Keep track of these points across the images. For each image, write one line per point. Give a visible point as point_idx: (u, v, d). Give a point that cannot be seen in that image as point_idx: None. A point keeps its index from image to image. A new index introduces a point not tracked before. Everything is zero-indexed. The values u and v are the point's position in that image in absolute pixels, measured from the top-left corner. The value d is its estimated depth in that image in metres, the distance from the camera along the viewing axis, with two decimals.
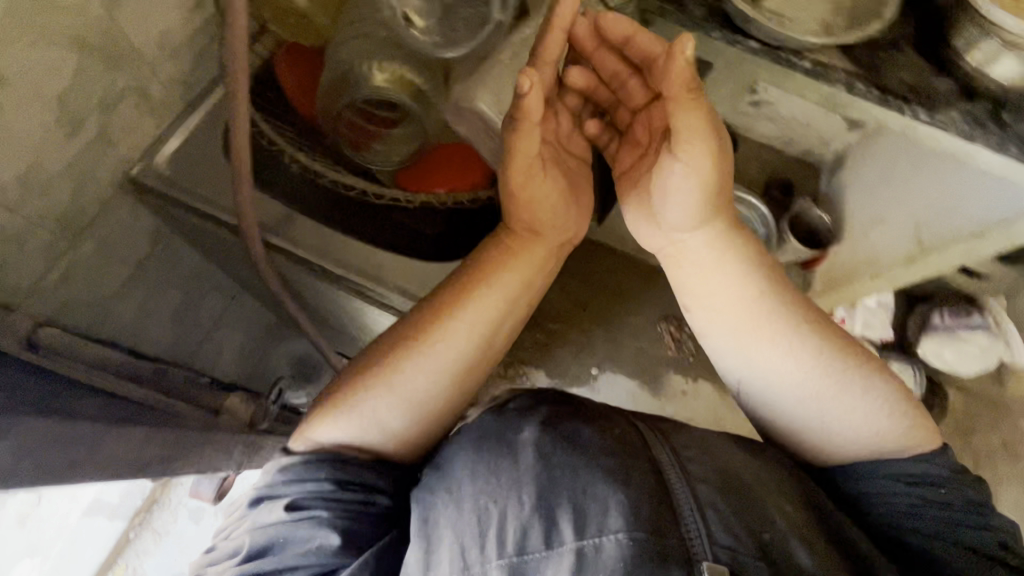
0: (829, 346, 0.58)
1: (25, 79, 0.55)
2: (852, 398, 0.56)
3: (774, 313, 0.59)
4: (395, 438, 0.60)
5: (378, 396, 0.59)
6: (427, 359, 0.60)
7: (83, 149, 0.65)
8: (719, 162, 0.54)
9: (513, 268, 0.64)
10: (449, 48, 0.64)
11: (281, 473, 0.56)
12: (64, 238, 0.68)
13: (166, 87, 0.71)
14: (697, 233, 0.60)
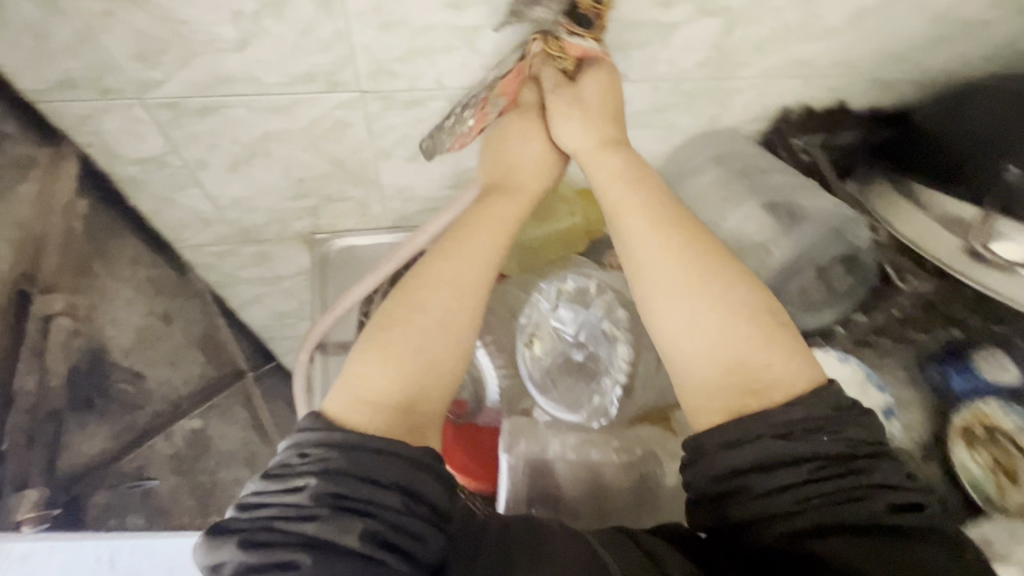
0: (698, 259, 0.52)
1: (285, 159, 0.69)
2: (716, 311, 0.50)
3: (665, 249, 0.53)
4: (415, 362, 0.49)
5: (421, 328, 0.50)
6: (448, 263, 0.53)
7: (293, 209, 0.79)
8: (602, 89, 0.57)
9: (512, 203, 0.58)
10: (537, 390, 0.63)
11: (355, 475, 0.41)
12: (237, 240, 0.83)
13: (384, 211, 0.82)
14: (575, 118, 0.57)
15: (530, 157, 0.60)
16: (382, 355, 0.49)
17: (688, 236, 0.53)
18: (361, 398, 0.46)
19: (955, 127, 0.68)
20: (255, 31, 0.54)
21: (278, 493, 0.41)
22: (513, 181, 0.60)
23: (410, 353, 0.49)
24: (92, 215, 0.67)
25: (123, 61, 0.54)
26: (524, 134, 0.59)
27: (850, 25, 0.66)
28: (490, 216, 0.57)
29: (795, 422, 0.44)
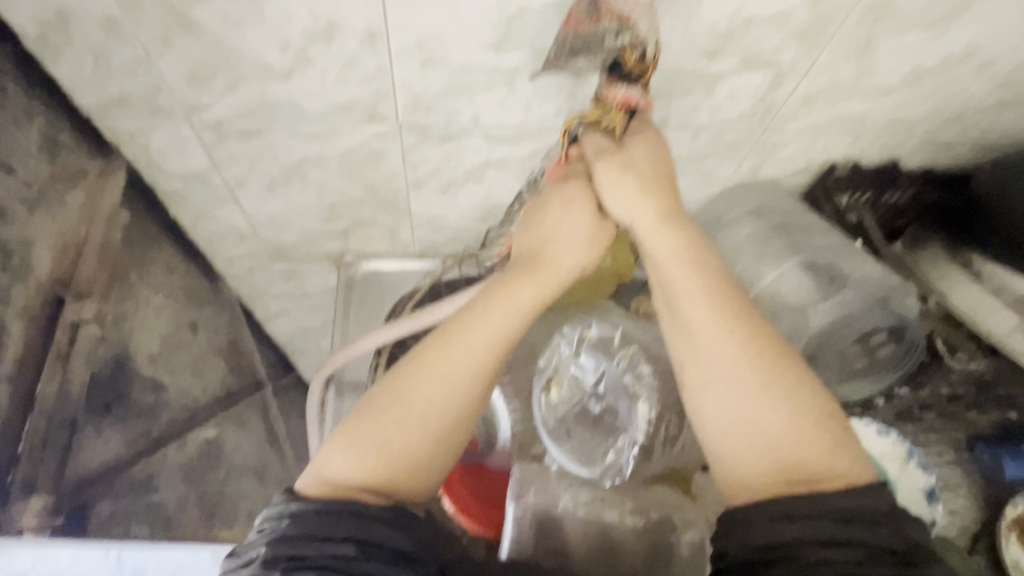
0: (759, 359, 0.43)
1: (320, 183, 0.70)
2: (769, 415, 0.42)
3: (724, 340, 0.43)
4: (411, 442, 0.44)
5: (418, 407, 0.44)
6: (452, 345, 0.46)
7: (325, 230, 0.79)
8: (650, 153, 0.49)
9: (541, 275, 0.49)
10: (549, 439, 0.59)
11: (312, 535, 0.39)
12: (269, 257, 0.84)
13: (413, 238, 0.82)
14: (626, 185, 0.47)
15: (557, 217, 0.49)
16: (374, 434, 0.44)
17: (752, 329, 0.43)
18: (331, 483, 0.43)
19: (1011, 202, 0.64)
20: (300, 62, 0.55)
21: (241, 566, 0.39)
22: (548, 244, 0.49)
23: (407, 430, 0.44)
24: (134, 225, 0.69)
25: (173, 83, 0.56)
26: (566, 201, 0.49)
27: (906, 83, 0.63)
28: (513, 289, 0.47)
29: (855, 508, 0.38)
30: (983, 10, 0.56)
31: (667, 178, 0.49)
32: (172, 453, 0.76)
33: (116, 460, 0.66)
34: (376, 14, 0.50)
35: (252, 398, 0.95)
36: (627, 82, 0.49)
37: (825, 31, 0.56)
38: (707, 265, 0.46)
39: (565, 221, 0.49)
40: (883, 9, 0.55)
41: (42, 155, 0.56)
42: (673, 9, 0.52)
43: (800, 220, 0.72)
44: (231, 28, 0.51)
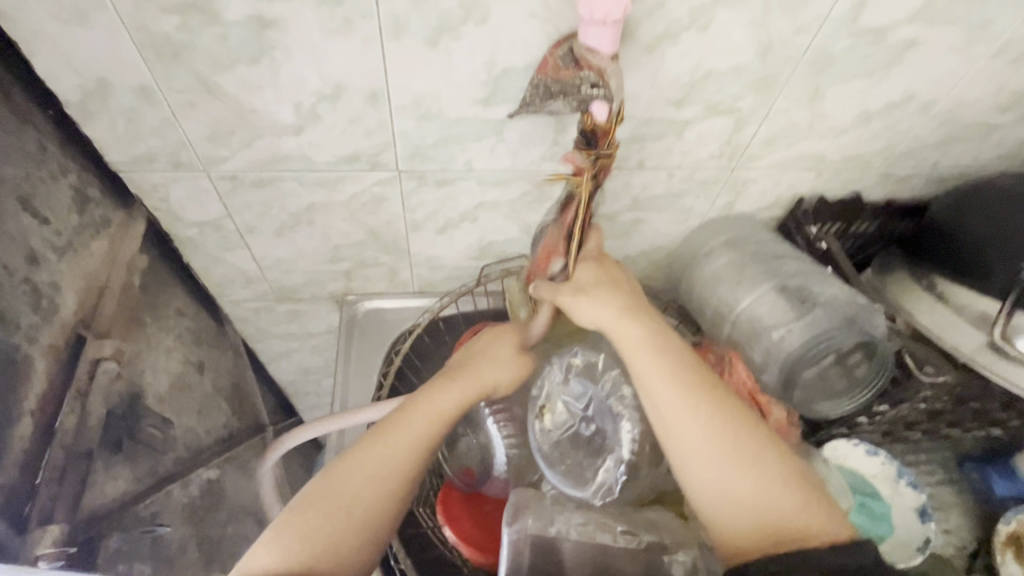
0: (724, 427, 0.50)
1: (325, 227, 0.76)
2: (743, 478, 0.49)
3: (700, 416, 0.51)
4: (333, 526, 0.49)
5: (348, 496, 0.51)
6: (381, 447, 0.53)
7: (328, 271, 0.84)
8: (597, 271, 0.58)
9: (460, 392, 0.60)
10: (544, 463, 0.63)
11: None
12: (275, 298, 0.89)
13: (412, 277, 0.87)
14: (584, 299, 0.56)
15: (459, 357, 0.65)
16: (301, 523, 0.49)
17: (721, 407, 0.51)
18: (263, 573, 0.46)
19: (966, 224, 0.68)
20: (310, 120, 0.61)
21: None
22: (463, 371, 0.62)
23: (331, 517, 0.50)
24: (150, 270, 0.74)
25: (195, 141, 0.62)
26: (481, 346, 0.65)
27: (857, 124, 0.70)
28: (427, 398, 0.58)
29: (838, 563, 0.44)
30: (914, 61, 0.63)
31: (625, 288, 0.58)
32: (177, 491, 0.77)
33: (125, 496, 0.67)
34: (377, 77, 0.57)
35: (255, 439, 0.97)
36: (586, 142, 0.55)
37: (776, 82, 0.63)
38: (670, 354, 0.54)
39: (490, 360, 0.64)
40: (827, 61, 0.62)
41: (74, 208, 0.61)
42: (639, 65, 0.59)
43: (772, 249, 0.78)
44: (250, 92, 0.57)
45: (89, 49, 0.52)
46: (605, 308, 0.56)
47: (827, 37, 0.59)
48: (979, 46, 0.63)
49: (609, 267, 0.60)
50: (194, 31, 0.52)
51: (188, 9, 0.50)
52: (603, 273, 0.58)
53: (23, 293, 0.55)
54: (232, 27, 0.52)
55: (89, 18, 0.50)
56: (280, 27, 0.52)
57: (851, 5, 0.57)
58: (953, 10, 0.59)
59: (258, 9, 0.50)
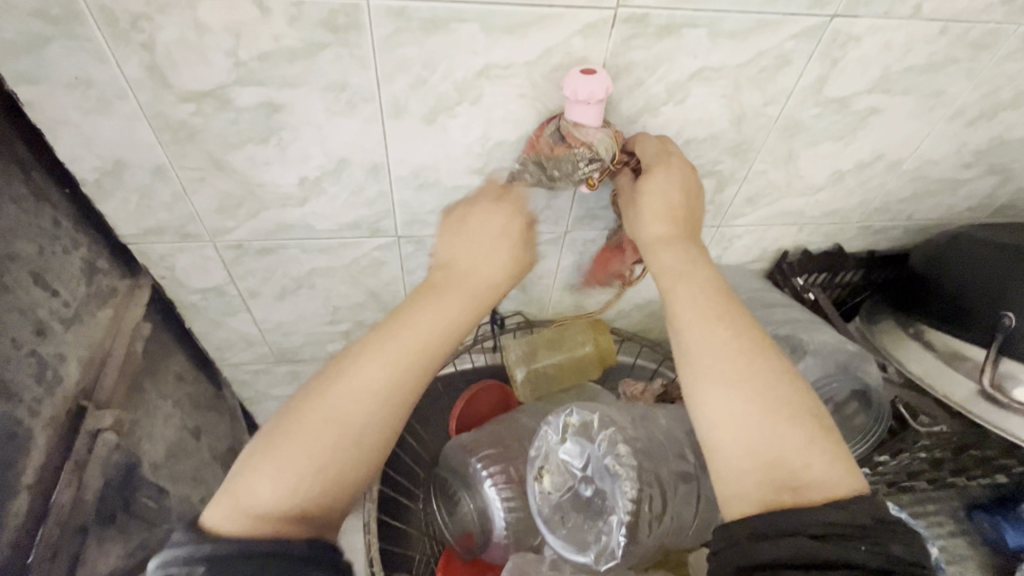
0: (740, 355, 0.47)
1: (326, 289, 0.78)
2: (746, 407, 0.45)
3: (713, 339, 0.48)
4: (324, 457, 0.45)
5: (337, 420, 0.46)
6: (368, 367, 0.48)
7: (328, 333, 0.85)
8: (658, 182, 0.56)
9: (454, 297, 0.54)
10: (545, 527, 0.62)
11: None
12: (275, 361, 0.89)
13: None
14: (634, 214, 0.58)
15: (451, 251, 0.58)
16: (288, 454, 0.44)
17: (733, 323, 0.49)
18: (245, 512, 0.42)
19: (944, 274, 0.70)
20: (313, 192, 0.64)
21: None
22: (457, 275, 0.56)
23: (321, 448, 0.45)
24: (151, 338, 0.74)
25: (204, 214, 0.65)
26: (474, 236, 0.58)
27: (832, 182, 0.74)
28: (420, 314, 0.51)
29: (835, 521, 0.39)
30: (878, 125, 0.68)
31: (683, 207, 0.56)
32: None
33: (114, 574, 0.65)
34: (378, 152, 0.61)
35: None
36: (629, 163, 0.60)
37: (752, 147, 0.68)
38: (702, 277, 0.52)
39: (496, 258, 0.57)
40: (797, 127, 0.66)
41: (82, 279, 0.63)
42: (624, 137, 0.63)
43: (761, 300, 0.80)
44: (258, 168, 0.61)
45: (108, 134, 0.56)
46: (654, 220, 0.56)
47: (795, 107, 0.64)
48: (937, 111, 0.67)
49: (673, 185, 0.56)
50: (207, 116, 0.55)
51: (203, 97, 0.53)
52: (660, 185, 0.56)
53: (29, 367, 0.56)
54: (244, 111, 0.55)
55: (111, 107, 0.53)
56: (288, 110, 0.56)
57: (815, 78, 0.61)
58: (908, 81, 0.63)
59: (269, 95, 0.54)
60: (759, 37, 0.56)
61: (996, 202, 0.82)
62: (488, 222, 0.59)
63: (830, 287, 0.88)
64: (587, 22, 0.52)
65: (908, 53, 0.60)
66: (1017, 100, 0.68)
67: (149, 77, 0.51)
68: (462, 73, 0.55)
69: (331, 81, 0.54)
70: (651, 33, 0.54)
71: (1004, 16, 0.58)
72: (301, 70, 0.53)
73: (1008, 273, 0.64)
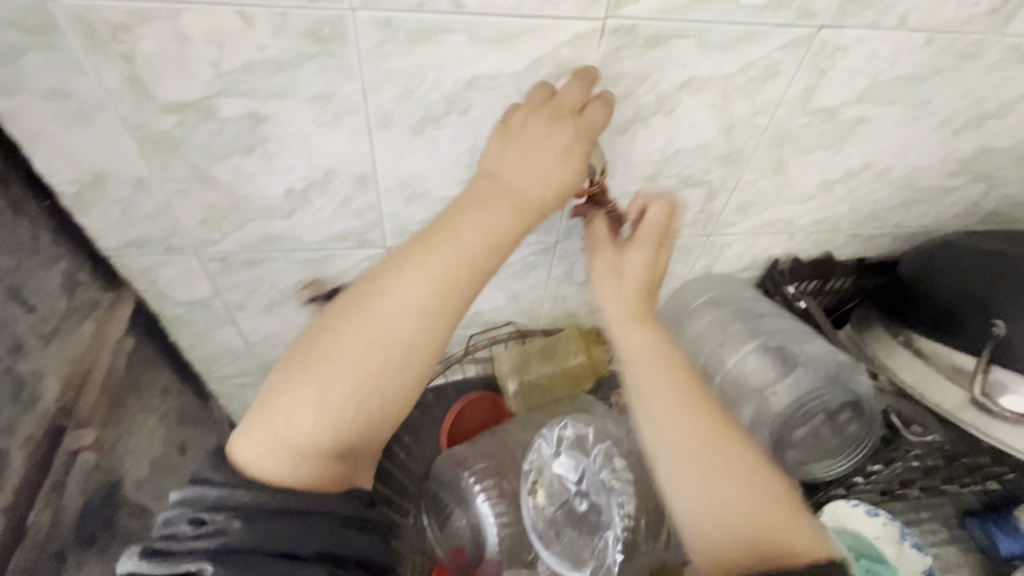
0: (706, 436, 0.47)
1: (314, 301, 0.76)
2: (714, 486, 0.45)
3: (679, 419, 0.48)
4: (357, 388, 0.45)
5: (368, 351, 0.45)
6: (398, 292, 0.45)
7: None
8: (636, 259, 0.54)
9: (499, 212, 0.47)
10: (539, 543, 0.60)
11: (230, 554, 0.41)
12: (263, 374, 0.88)
13: None
14: (607, 283, 0.55)
15: (499, 162, 0.49)
16: (320, 386, 0.44)
17: (700, 405, 0.49)
18: (287, 444, 0.44)
19: (931, 282, 0.71)
20: (300, 203, 0.63)
21: (161, 540, 0.42)
22: (501, 185, 0.49)
23: (353, 380, 0.45)
24: (134, 353, 0.73)
25: (188, 226, 0.64)
26: (527, 144, 0.49)
27: (821, 191, 0.74)
28: (455, 232, 0.46)
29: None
30: (866, 134, 0.68)
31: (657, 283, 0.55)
32: None
33: None
34: (366, 163, 0.60)
35: None
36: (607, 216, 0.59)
37: (742, 156, 0.68)
38: (668, 361, 0.51)
39: (544, 162, 0.48)
40: (786, 137, 0.66)
41: (62, 294, 0.61)
42: (613, 147, 0.63)
43: (752, 309, 0.80)
44: (243, 179, 0.60)
45: (88, 146, 0.54)
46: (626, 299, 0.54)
47: (784, 117, 0.64)
48: (924, 120, 0.68)
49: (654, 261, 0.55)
50: (191, 127, 0.54)
51: (186, 108, 0.53)
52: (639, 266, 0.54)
53: (6, 386, 0.54)
54: (228, 122, 0.54)
55: (91, 118, 0.52)
56: (273, 121, 0.55)
57: (803, 88, 0.61)
58: (895, 91, 0.64)
59: (254, 106, 0.53)
60: (747, 48, 0.56)
61: (983, 209, 0.83)
62: (550, 132, 0.49)
63: (821, 295, 0.88)
64: (576, 32, 0.52)
65: (895, 63, 0.61)
66: (1002, 110, 0.68)
67: (130, 88, 0.50)
68: (450, 84, 0.54)
69: (317, 92, 0.53)
70: (639, 44, 0.54)
71: (988, 27, 0.59)
72: (287, 80, 0.52)
73: (992, 282, 0.65)
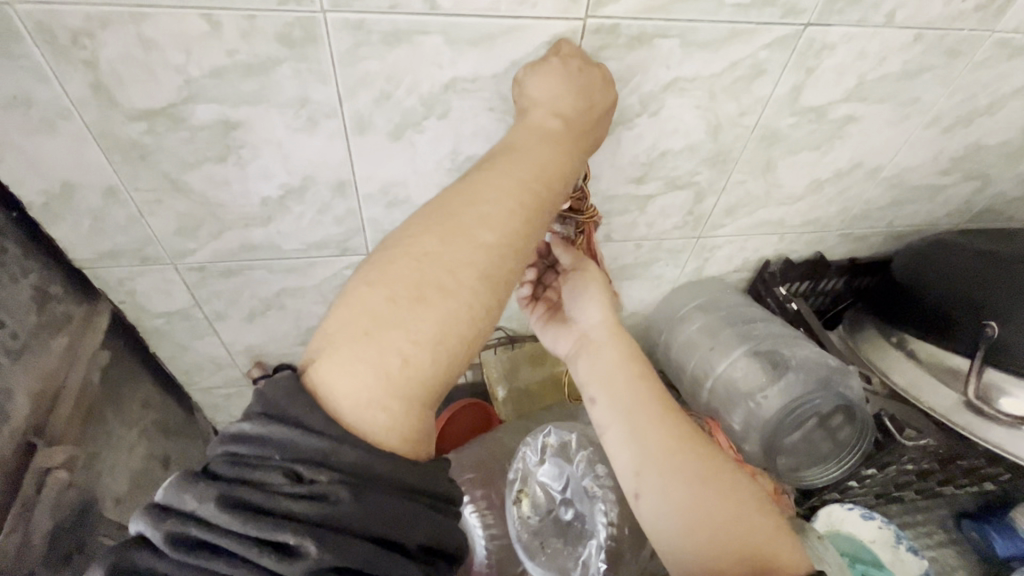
0: (687, 446, 0.47)
1: (296, 310, 0.75)
2: (691, 496, 0.45)
3: (657, 428, 0.48)
4: (462, 319, 0.38)
5: (467, 273, 0.38)
6: (496, 212, 0.40)
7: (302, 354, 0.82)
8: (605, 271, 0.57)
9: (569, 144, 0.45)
10: (524, 554, 0.59)
11: (335, 531, 0.33)
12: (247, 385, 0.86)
13: None
14: (597, 297, 0.54)
15: (572, 101, 0.47)
16: (421, 315, 0.37)
17: (677, 417, 0.49)
18: (389, 395, 0.36)
19: (923, 283, 0.69)
20: (278, 211, 0.62)
21: (242, 486, 0.33)
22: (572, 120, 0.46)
23: (460, 305, 0.38)
24: (110, 366, 0.71)
25: (162, 235, 0.62)
26: (583, 83, 0.48)
27: (811, 191, 0.73)
28: (538, 156, 0.43)
29: None
30: (855, 133, 0.67)
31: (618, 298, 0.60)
32: None
33: None
34: (344, 169, 0.59)
35: None
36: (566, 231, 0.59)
37: (730, 157, 0.66)
38: (642, 373, 0.51)
39: (600, 102, 0.48)
40: (774, 137, 0.65)
41: (33, 307, 0.60)
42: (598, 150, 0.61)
43: (742, 313, 0.80)
44: (218, 188, 0.58)
45: (55, 156, 0.52)
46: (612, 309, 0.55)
47: (772, 116, 0.63)
48: (914, 118, 0.67)
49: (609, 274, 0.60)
50: (160, 135, 0.52)
51: (155, 115, 0.51)
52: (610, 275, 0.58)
53: None
54: (200, 129, 0.53)
55: (55, 127, 0.50)
56: (246, 128, 0.53)
57: (790, 88, 0.60)
58: (884, 89, 0.63)
59: (225, 112, 0.52)
60: (731, 47, 0.55)
61: (976, 206, 0.82)
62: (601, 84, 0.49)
63: (813, 295, 0.87)
64: (555, 32, 0.50)
65: (884, 61, 0.59)
66: (993, 107, 0.67)
67: (95, 96, 0.49)
68: (428, 87, 0.53)
69: (291, 97, 0.52)
70: (622, 44, 0.52)
71: (978, 23, 0.58)
72: (259, 86, 0.50)
73: (984, 284, 0.63)
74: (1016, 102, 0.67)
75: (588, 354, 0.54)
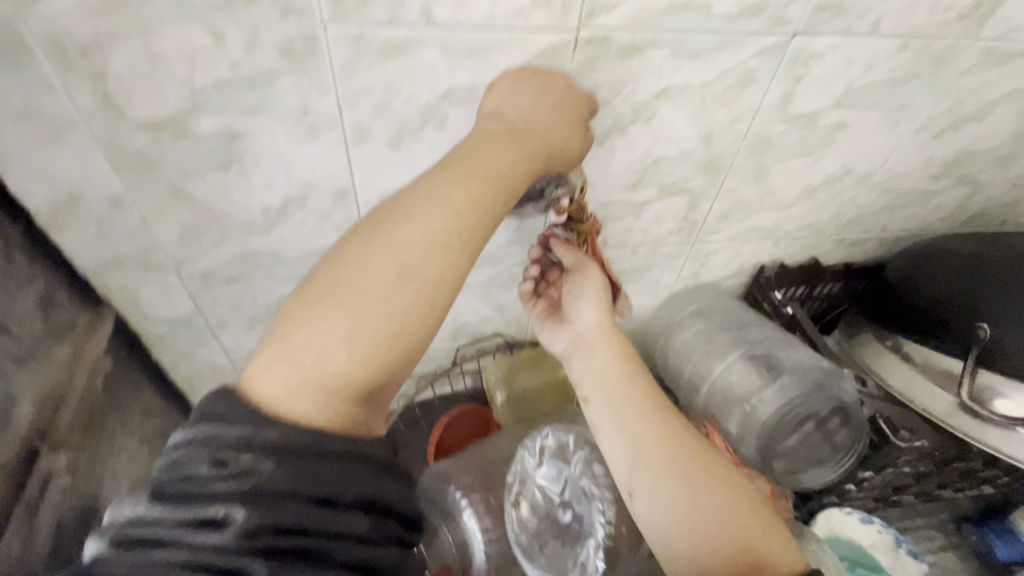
0: (679, 443, 0.48)
1: None
2: (688, 493, 0.45)
3: (649, 424, 0.48)
4: (385, 310, 0.37)
5: (387, 267, 0.38)
6: (419, 207, 0.40)
7: None
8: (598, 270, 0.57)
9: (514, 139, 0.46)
10: (524, 557, 0.59)
11: (270, 501, 0.32)
12: None
13: None
14: (590, 297, 0.55)
15: (515, 105, 0.49)
16: (339, 308, 0.37)
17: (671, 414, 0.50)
18: (305, 391, 0.36)
19: (914, 288, 0.70)
20: (279, 219, 0.63)
21: (170, 484, 0.33)
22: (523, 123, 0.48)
23: (382, 296, 0.37)
24: (113, 373, 0.71)
25: (165, 243, 0.63)
26: (542, 92, 0.50)
27: (804, 197, 0.74)
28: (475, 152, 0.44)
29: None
30: (845, 139, 0.68)
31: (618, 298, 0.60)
32: None
33: None
34: (344, 177, 0.60)
35: None
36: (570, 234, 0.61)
37: (722, 164, 0.68)
38: (629, 369, 0.51)
39: (569, 102, 0.52)
40: (765, 144, 0.66)
41: (39, 313, 0.61)
42: (592, 156, 0.62)
43: (738, 318, 0.81)
44: (220, 196, 0.59)
45: (62, 165, 0.54)
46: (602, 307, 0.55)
47: (763, 123, 0.64)
48: (903, 124, 0.68)
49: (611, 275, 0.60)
50: (165, 144, 0.54)
51: (160, 126, 0.52)
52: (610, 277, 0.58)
53: None
54: (203, 139, 0.54)
55: (63, 137, 0.52)
56: (249, 137, 0.55)
57: (779, 96, 0.61)
58: (872, 96, 0.64)
59: (228, 122, 0.53)
60: (721, 57, 0.56)
61: (968, 211, 0.83)
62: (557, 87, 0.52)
63: (808, 300, 0.87)
64: (549, 44, 0.52)
65: (871, 68, 0.61)
66: (981, 113, 0.69)
67: (103, 107, 0.50)
68: (425, 97, 0.54)
69: (292, 107, 0.53)
70: (614, 54, 0.54)
71: (962, 31, 0.59)
72: (261, 97, 0.52)
73: (975, 287, 0.64)
74: (1003, 109, 0.69)
75: (580, 354, 0.54)
